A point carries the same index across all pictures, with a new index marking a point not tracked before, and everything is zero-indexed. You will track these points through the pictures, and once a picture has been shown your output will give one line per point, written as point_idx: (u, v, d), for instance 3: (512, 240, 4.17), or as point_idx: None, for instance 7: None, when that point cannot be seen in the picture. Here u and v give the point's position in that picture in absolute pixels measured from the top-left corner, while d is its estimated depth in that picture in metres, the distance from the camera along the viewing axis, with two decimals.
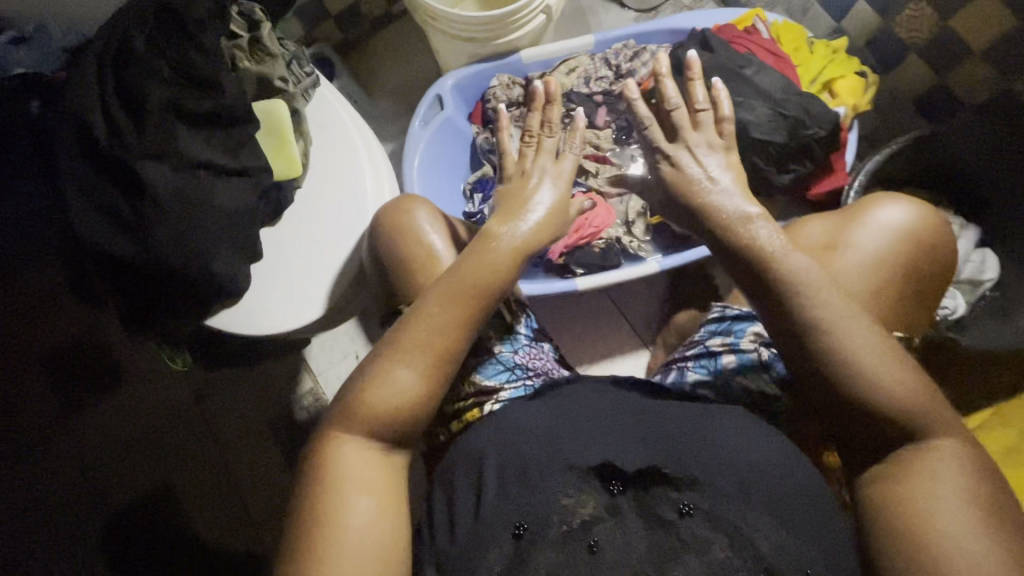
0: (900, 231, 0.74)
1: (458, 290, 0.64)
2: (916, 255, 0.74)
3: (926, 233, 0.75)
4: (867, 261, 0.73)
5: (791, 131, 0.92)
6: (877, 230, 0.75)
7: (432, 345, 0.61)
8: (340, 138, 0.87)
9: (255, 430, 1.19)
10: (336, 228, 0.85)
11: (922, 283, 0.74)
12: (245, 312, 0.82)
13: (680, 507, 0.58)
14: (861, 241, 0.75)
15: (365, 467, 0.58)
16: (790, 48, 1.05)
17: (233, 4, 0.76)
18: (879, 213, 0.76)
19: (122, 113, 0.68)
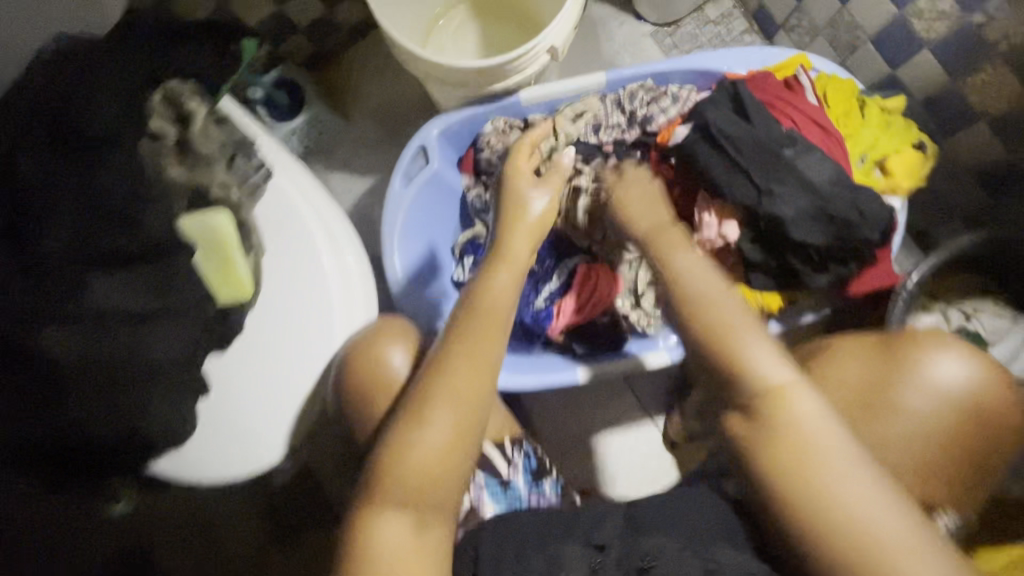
0: (956, 403, 0.61)
1: (452, 370, 0.61)
2: (975, 433, 0.61)
3: (994, 412, 0.61)
4: (907, 433, 0.62)
5: (838, 231, 0.78)
6: (929, 397, 0.61)
7: (460, 408, 0.60)
8: (298, 243, 0.72)
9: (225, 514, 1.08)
10: (297, 353, 0.72)
11: (983, 455, 0.62)
12: (196, 455, 0.70)
13: None
14: (909, 408, 0.62)
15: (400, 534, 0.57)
16: (839, 110, 0.88)
17: (153, 93, 0.62)
18: (936, 375, 0.62)
19: (17, 266, 0.56)
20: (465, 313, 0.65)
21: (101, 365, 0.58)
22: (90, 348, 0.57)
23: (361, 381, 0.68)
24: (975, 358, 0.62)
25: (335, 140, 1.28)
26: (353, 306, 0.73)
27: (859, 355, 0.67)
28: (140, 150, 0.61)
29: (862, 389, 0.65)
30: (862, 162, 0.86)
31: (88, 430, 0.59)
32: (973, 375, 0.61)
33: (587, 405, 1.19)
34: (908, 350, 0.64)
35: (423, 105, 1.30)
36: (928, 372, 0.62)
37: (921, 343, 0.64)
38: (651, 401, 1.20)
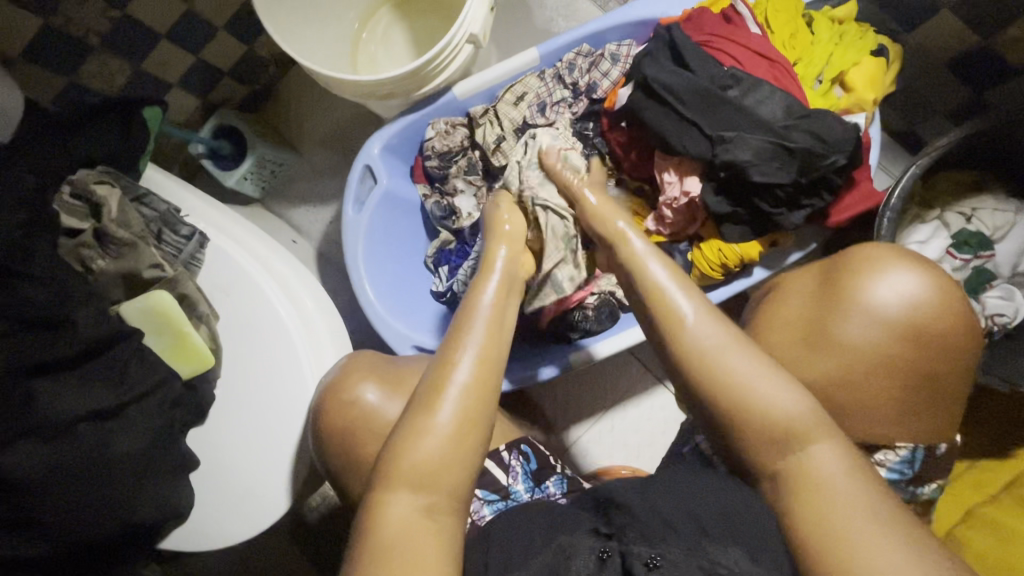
0: (897, 324, 0.59)
1: (417, 436, 0.54)
2: (924, 351, 0.60)
3: (934, 329, 0.59)
4: (851, 365, 0.61)
5: (802, 165, 0.74)
6: (873, 322, 0.60)
7: (430, 480, 0.54)
8: (250, 298, 0.71)
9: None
10: (277, 411, 0.71)
11: (932, 386, 0.61)
12: (201, 525, 0.71)
13: (646, 560, 0.51)
14: (853, 339, 0.60)
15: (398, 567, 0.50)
16: (784, 36, 0.82)
17: (62, 187, 0.62)
18: (879, 298, 0.60)
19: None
20: (433, 379, 0.57)
21: (70, 472, 0.57)
22: (55, 455, 0.56)
23: (338, 427, 0.67)
24: (923, 273, 0.60)
25: (290, 175, 1.26)
26: (320, 346, 0.72)
27: (804, 288, 0.66)
28: (63, 249, 0.61)
29: (809, 324, 0.63)
30: (819, 83, 0.81)
31: (76, 533, 0.59)
32: (918, 292, 0.59)
33: (595, 386, 1.17)
34: (850, 276, 0.62)
35: (369, 121, 1.26)
36: (874, 296, 0.60)
37: (865, 265, 0.62)
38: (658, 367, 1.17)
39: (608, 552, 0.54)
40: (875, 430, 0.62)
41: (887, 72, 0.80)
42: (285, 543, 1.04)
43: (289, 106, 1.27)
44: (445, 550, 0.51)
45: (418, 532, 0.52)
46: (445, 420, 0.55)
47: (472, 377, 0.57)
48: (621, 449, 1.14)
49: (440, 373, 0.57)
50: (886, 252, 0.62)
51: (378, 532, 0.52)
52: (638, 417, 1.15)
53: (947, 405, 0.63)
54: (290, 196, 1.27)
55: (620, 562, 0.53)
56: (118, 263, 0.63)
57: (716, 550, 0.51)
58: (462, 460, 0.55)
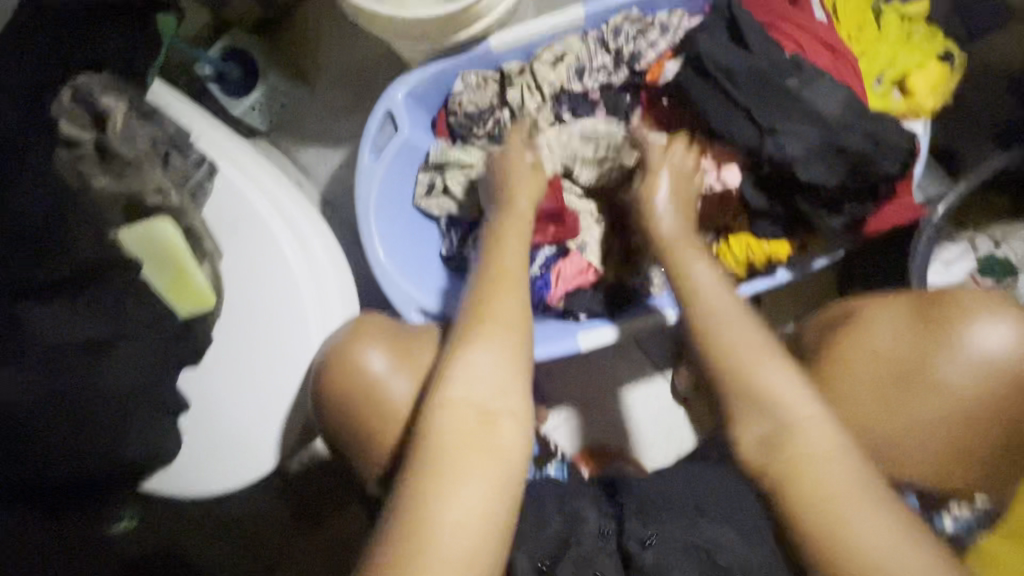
0: (1003, 371, 0.58)
1: (435, 449, 0.51)
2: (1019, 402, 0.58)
3: None
4: (944, 405, 0.61)
5: (853, 169, 0.70)
6: (972, 365, 0.59)
7: (460, 463, 0.50)
8: (256, 237, 0.66)
9: (223, 518, 1.02)
10: (274, 364, 0.67)
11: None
12: (181, 472, 0.68)
13: None
14: (950, 380, 0.60)
15: (440, 514, 0.48)
16: (850, 28, 0.77)
17: (63, 90, 0.55)
18: (976, 345, 0.59)
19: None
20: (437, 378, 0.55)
21: (56, 406, 0.54)
22: (49, 384, 0.53)
23: (338, 391, 0.62)
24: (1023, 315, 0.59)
25: (300, 111, 1.18)
26: (327, 301, 0.68)
27: (894, 319, 0.64)
28: (59, 161, 0.56)
29: (901, 358, 0.63)
30: (879, 83, 0.75)
31: (57, 469, 0.55)
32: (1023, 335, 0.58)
33: (594, 367, 1.16)
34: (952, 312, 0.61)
35: (392, 64, 1.18)
36: (974, 337, 0.59)
37: (966, 309, 0.60)
38: (660, 355, 1.16)
39: None
40: (918, 455, 0.63)
41: (948, 83, 0.76)
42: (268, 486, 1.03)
43: (305, 36, 1.18)
44: (477, 543, 0.48)
45: (468, 476, 0.50)
46: (455, 401, 0.53)
47: (483, 359, 0.54)
48: (613, 432, 1.14)
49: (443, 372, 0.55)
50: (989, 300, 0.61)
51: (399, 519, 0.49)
52: (633, 403, 1.15)
53: (1014, 469, 0.61)
54: (297, 133, 1.19)
55: None
56: (120, 183, 0.58)
57: None
58: (490, 446, 0.52)
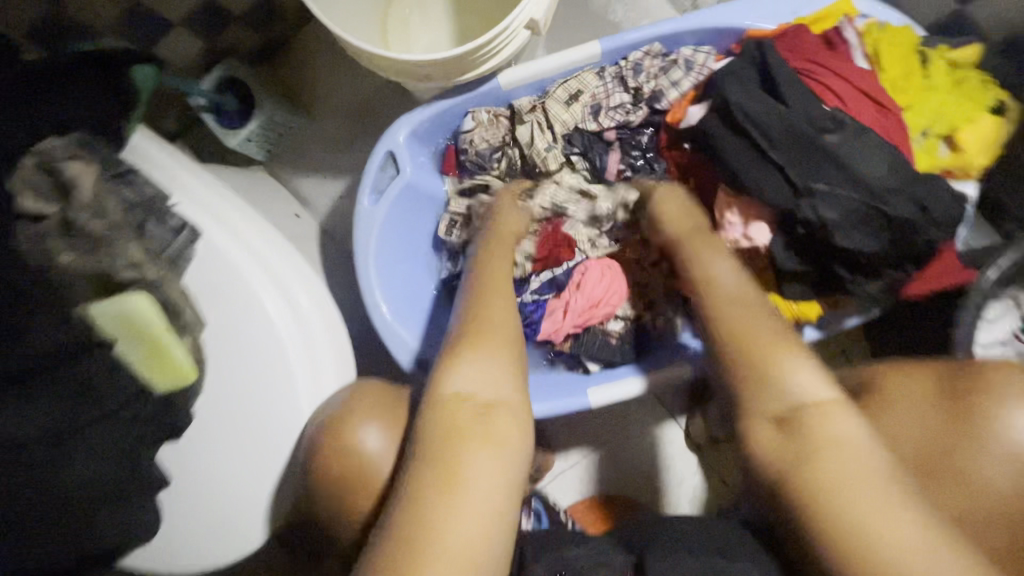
0: None
1: (436, 464, 0.49)
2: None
3: None
4: (972, 498, 0.56)
5: (898, 236, 0.64)
6: (1007, 460, 0.55)
7: (458, 471, 0.48)
8: (241, 307, 0.61)
9: None
10: (265, 441, 0.63)
11: None
12: (172, 543, 0.65)
13: None
14: (988, 477, 0.55)
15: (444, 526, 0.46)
16: (895, 73, 0.70)
17: (24, 156, 0.50)
18: (1014, 435, 0.55)
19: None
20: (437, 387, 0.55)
21: (28, 497, 0.50)
22: (17, 477, 0.49)
23: None
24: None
25: (300, 139, 1.14)
26: (320, 371, 0.63)
27: (917, 392, 0.60)
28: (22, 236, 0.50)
29: (928, 446, 0.58)
30: (924, 137, 0.70)
31: (30, 561, 0.52)
32: None
33: (603, 412, 1.11)
34: (983, 396, 0.57)
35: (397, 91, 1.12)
36: (1012, 433, 0.55)
37: (994, 386, 0.56)
38: (673, 401, 1.10)
39: None
40: None
41: (1001, 137, 0.70)
42: None
43: (305, 62, 1.12)
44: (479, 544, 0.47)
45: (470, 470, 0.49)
46: (461, 392, 0.54)
47: (489, 362, 0.56)
48: (622, 481, 1.09)
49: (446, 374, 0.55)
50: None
51: (400, 531, 0.46)
52: (645, 450, 1.10)
53: None
54: (297, 164, 1.14)
55: None
56: (87, 261, 0.51)
57: None
58: (488, 458, 0.50)
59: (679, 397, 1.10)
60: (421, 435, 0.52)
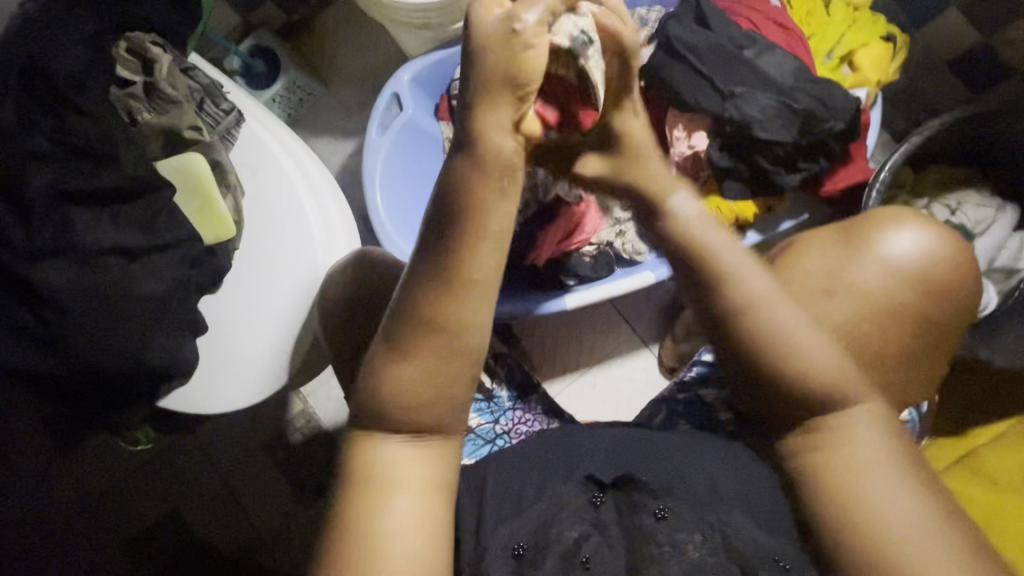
0: (910, 275, 0.62)
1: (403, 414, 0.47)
2: (927, 300, 0.63)
3: (938, 278, 0.62)
4: (864, 308, 0.63)
5: (802, 127, 0.80)
6: (885, 271, 0.63)
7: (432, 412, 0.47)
8: (272, 179, 0.75)
9: (245, 456, 1.13)
10: (286, 293, 0.75)
11: (936, 338, 0.64)
12: (199, 389, 0.75)
13: (656, 512, 0.55)
14: (868, 283, 0.63)
15: (408, 475, 0.47)
16: (801, 13, 0.88)
17: (118, 41, 0.66)
18: (894, 248, 0.63)
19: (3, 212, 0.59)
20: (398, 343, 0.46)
21: (94, 298, 0.61)
22: (91, 280, 0.61)
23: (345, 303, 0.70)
24: (930, 228, 0.64)
25: (316, 107, 1.29)
26: (332, 238, 0.76)
27: (828, 241, 0.67)
28: (113, 97, 0.66)
29: (827, 274, 0.65)
30: (829, 59, 0.86)
31: (88, 357, 0.62)
32: (929, 244, 0.63)
33: (584, 342, 1.22)
34: (873, 228, 0.65)
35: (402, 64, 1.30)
36: (888, 247, 0.63)
37: (882, 217, 0.66)
38: (646, 330, 1.22)
39: (602, 500, 0.57)
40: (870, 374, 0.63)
41: (892, 60, 0.86)
42: (281, 430, 1.13)
43: (323, 39, 1.30)
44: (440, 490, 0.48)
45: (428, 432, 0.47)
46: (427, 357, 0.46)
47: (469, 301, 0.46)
48: (601, 404, 1.19)
49: (421, 317, 0.46)
50: (903, 214, 0.66)
51: (368, 478, 0.46)
52: (622, 376, 1.20)
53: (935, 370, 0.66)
54: (312, 125, 1.29)
55: (614, 507, 0.57)
56: (163, 118, 0.68)
57: (726, 511, 0.55)
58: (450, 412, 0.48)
59: (651, 327, 1.22)
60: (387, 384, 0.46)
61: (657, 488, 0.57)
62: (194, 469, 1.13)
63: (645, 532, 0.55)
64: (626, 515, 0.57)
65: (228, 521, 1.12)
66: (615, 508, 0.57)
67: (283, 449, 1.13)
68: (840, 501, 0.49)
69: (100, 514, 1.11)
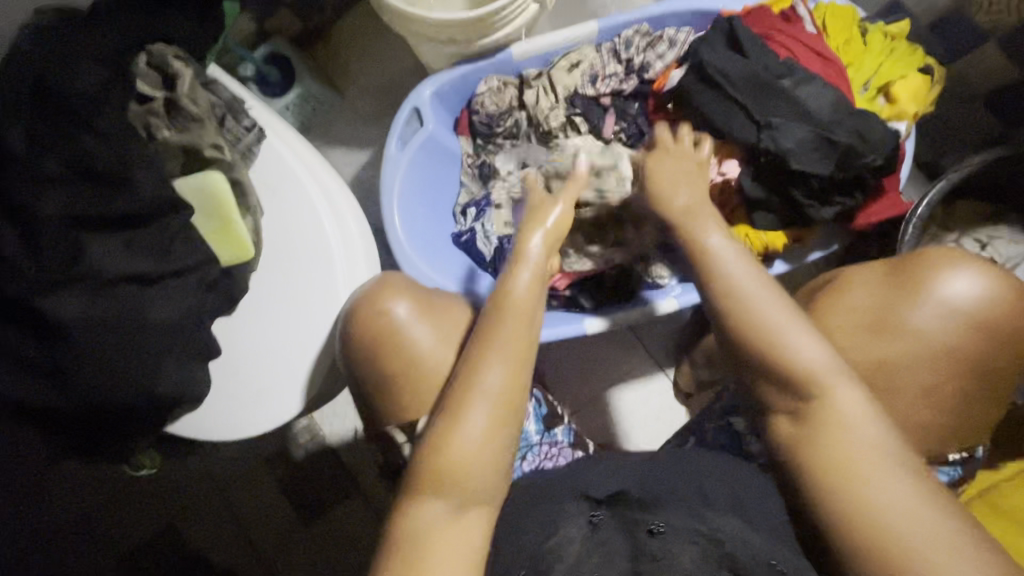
0: (971, 319, 0.58)
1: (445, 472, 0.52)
2: (989, 346, 0.59)
3: (1004, 323, 0.58)
4: (915, 351, 0.60)
5: (839, 160, 0.77)
6: (942, 314, 0.59)
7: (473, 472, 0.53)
8: (293, 198, 0.72)
9: (246, 474, 1.10)
10: (304, 318, 0.71)
11: (996, 382, 0.60)
12: (209, 415, 0.71)
13: (651, 527, 0.52)
14: (921, 326, 0.60)
15: (443, 526, 0.51)
16: (839, 41, 0.86)
17: (141, 54, 0.63)
18: (949, 292, 0.59)
19: (12, 235, 0.57)
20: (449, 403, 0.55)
21: (104, 329, 0.58)
22: (101, 309, 0.58)
23: (364, 339, 0.65)
24: (991, 273, 0.59)
25: (329, 116, 1.26)
26: (354, 261, 0.72)
27: (871, 278, 0.65)
28: (132, 114, 0.62)
29: (873, 312, 0.62)
30: (865, 90, 0.84)
31: (95, 391, 0.59)
32: (991, 289, 0.58)
33: (599, 365, 1.19)
34: (925, 268, 0.61)
35: (419, 74, 1.27)
36: (947, 291, 0.59)
37: (937, 259, 0.61)
38: (662, 354, 1.19)
39: (599, 516, 0.54)
40: (917, 418, 0.61)
41: (929, 92, 0.84)
42: (283, 448, 1.09)
43: (339, 48, 1.28)
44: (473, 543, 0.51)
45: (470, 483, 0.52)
46: (475, 426, 0.53)
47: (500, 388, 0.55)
48: (614, 428, 1.17)
49: (467, 375, 0.55)
50: (947, 254, 0.62)
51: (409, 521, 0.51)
52: (636, 400, 1.18)
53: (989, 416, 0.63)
54: (325, 135, 1.26)
55: (611, 523, 0.53)
56: (184, 136, 0.65)
57: (718, 519, 0.52)
58: (488, 475, 0.53)
59: (667, 351, 1.19)
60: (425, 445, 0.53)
61: (653, 507, 0.54)
62: (193, 485, 1.09)
63: (640, 544, 0.50)
64: (612, 525, 0.53)
65: (226, 541, 1.08)
66: (611, 524, 0.53)
67: (285, 467, 1.10)
68: (842, 497, 0.50)
69: (94, 531, 1.07)
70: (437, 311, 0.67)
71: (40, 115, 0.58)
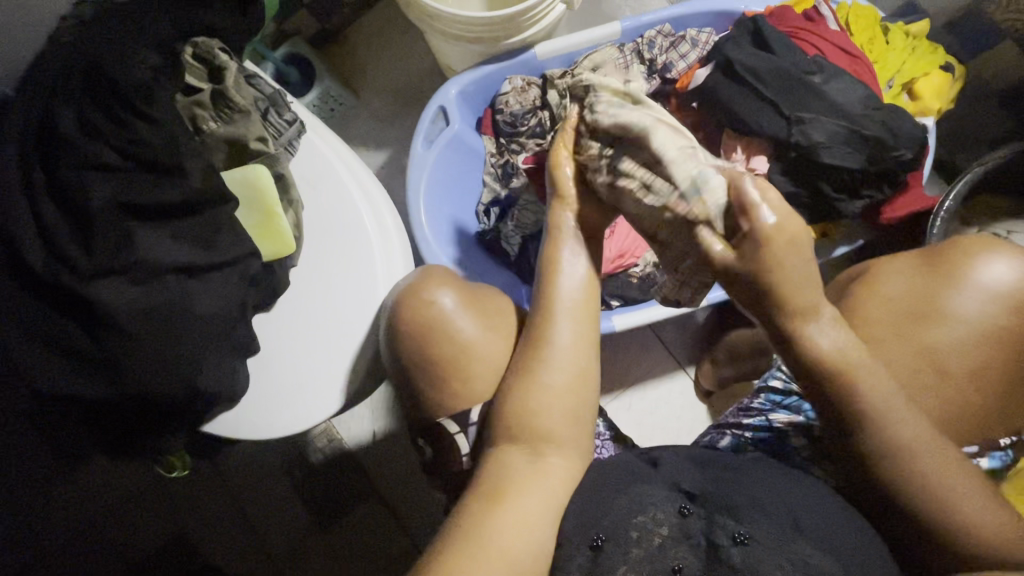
0: (1010, 302, 0.60)
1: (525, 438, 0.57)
2: None
3: None
4: (963, 336, 0.60)
5: (870, 154, 0.79)
6: (982, 298, 0.60)
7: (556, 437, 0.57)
8: (330, 191, 0.72)
9: (264, 478, 1.07)
10: (342, 313, 0.71)
11: None
12: (245, 413, 0.70)
13: (734, 535, 0.52)
14: (961, 311, 0.60)
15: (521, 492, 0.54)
16: (863, 39, 0.88)
17: (187, 46, 0.63)
18: (985, 277, 0.61)
19: (60, 226, 0.56)
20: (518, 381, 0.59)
21: (152, 319, 0.57)
22: (149, 300, 0.58)
23: (412, 334, 0.64)
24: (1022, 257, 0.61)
25: (348, 117, 1.26)
26: (390, 255, 0.72)
27: (906, 267, 0.65)
28: (179, 105, 0.63)
29: (911, 300, 0.63)
30: (890, 88, 0.86)
31: (141, 384, 0.58)
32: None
33: (619, 363, 1.19)
34: (960, 255, 0.63)
35: (436, 76, 1.28)
36: (982, 276, 0.61)
37: (970, 247, 0.63)
38: (682, 352, 1.20)
39: (689, 509, 0.54)
40: (972, 403, 0.60)
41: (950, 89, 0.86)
42: (302, 451, 1.07)
43: (357, 49, 1.28)
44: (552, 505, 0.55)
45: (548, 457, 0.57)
46: (553, 386, 0.58)
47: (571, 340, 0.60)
48: (636, 426, 1.17)
49: (535, 352, 0.59)
50: (983, 241, 0.64)
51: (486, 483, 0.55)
52: (657, 398, 1.18)
53: None
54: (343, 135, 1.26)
55: (701, 521, 0.54)
56: (229, 128, 0.65)
57: (807, 546, 0.51)
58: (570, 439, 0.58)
59: (687, 349, 1.20)
60: (502, 415, 0.58)
61: (739, 510, 0.53)
62: (211, 489, 1.07)
63: (720, 553, 0.52)
64: (700, 533, 0.53)
65: (244, 546, 1.06)
66: (698, 521, 0.54)
67: (304, 471, 1.08)
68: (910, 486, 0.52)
69: (108, 537, 1.04)
70: (480, 304, 0.66)
71: (90, 104, 0.58)
